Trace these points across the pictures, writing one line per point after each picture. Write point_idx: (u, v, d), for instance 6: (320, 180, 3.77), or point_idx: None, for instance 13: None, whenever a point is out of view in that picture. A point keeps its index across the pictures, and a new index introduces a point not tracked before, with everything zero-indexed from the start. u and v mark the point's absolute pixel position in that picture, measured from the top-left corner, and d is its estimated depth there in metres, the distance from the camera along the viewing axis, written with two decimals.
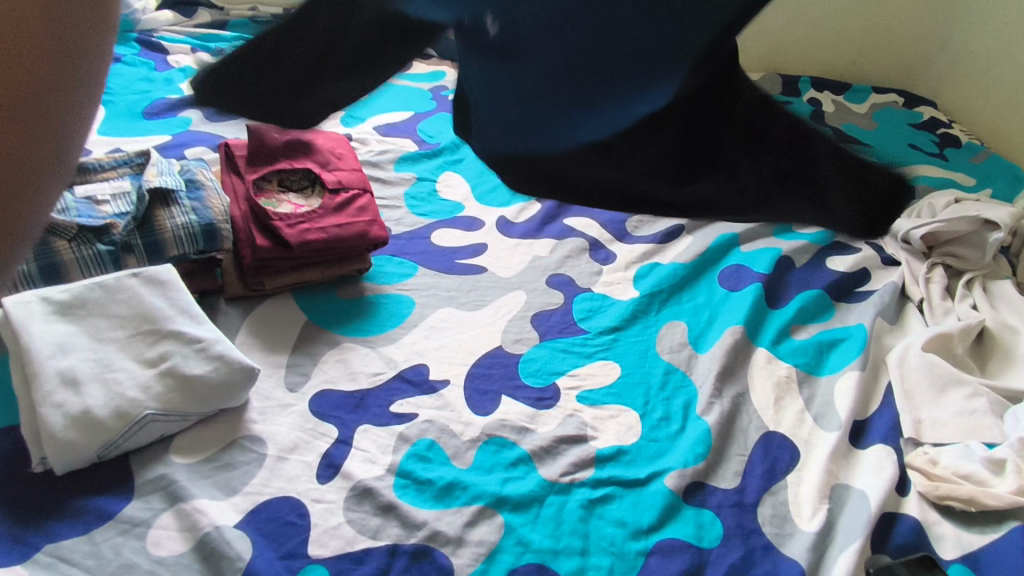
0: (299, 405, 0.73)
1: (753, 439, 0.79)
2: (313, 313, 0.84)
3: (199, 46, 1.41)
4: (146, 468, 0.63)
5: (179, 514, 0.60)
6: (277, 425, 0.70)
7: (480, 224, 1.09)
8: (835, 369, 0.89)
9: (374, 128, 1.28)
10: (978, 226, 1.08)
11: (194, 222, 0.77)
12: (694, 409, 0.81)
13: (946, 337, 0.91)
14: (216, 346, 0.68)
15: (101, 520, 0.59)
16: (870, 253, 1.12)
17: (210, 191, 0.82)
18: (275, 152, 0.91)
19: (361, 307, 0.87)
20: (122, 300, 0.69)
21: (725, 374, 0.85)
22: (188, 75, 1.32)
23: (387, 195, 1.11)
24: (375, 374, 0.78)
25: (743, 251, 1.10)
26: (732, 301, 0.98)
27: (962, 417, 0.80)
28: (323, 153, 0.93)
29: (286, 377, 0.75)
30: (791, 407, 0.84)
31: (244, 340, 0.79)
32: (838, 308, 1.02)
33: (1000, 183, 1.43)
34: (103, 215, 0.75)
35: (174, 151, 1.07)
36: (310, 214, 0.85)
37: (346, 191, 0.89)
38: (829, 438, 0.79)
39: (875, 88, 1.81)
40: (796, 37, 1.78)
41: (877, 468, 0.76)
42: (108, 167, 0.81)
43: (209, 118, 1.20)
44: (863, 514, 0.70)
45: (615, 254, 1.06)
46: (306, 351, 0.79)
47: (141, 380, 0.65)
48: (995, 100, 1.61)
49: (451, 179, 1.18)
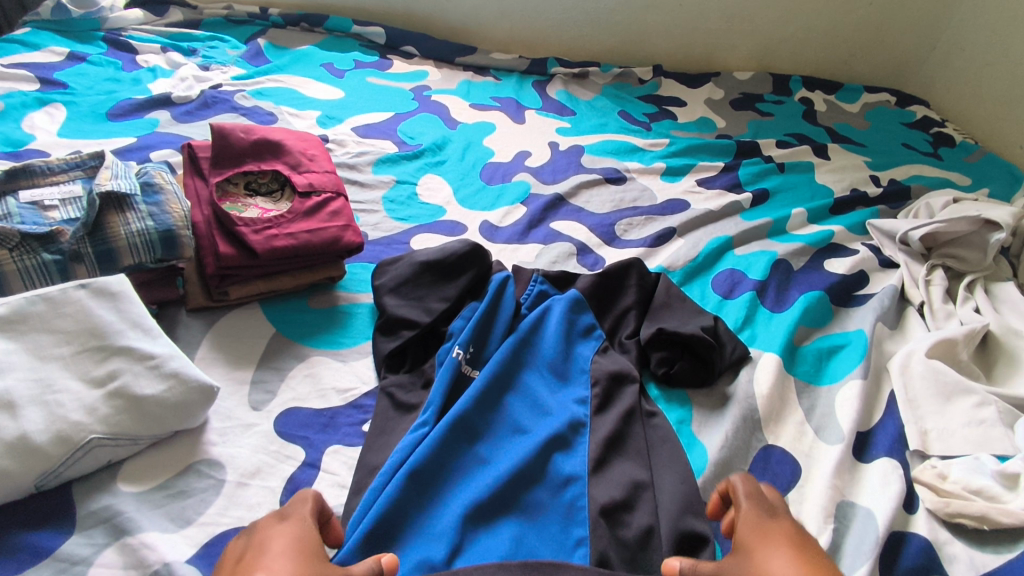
0: (263, 425, 0.67)
1: (753, 452, 0.75)
2: (283, 325, 0.79)
3: (170, 46, 1.36)
4: (90, 499, 0.58)
5: (124, 549, 0.54)
6: (237, 448, 0.64)
7: (462, 229, 1.04)
8: (835, 379, 0.85)
9: (352, 129, 1.23)
10: (978, 226, 1.05)
11: (151, 229, 0.72)
12: (690, 427, 0.77)
13: (948, 343, 0.87)
14: (170, 362, 0.63)
15: (36, 558, 0.53)
16: (868, 255, 1.08)
17: (170, 195, 0.76)
18: (242, 153, 0.85)
19: (335, 318, 0.81)
20: (69, 313, 0.63)
21: (724, 394, 0.82)
22: (157, 75, 1.26)
23: (364, 199, 1.06)
24: (346, 390, 0.72)
25: (737, 255, 1.07)
26: (727, 308, 0.95)
27: (971, 428, 0.76)
28: (294, 154, 0.87)
29: (250, 395, 0.70)
30: (790, 420, 0.80)
31: (205, 355, 0.73)
32: (838, 313, 0.97)
33: (997, 182, 1.40)
34: (50, 221, 0.69)
35: (138, 153, 1.02)
36: (278, 219, 0.79)
37: (318, 194, 0.84)
38: (831, 451, 0.75)
39: (867, 87, 1.78)
40: (787, 35, 1.74)
41: (883, 483, 0.72)
42: (57, 169, 0.75)
43: (177, 120, 1.14)
44: (870, 535, 0.66)
45: (603, 259, 1.03)
46: (272, 366, 0.74)
47: (87, 401, 0.59)
48: (987, 99, 1.59)
49: (432, 182, 1.14)
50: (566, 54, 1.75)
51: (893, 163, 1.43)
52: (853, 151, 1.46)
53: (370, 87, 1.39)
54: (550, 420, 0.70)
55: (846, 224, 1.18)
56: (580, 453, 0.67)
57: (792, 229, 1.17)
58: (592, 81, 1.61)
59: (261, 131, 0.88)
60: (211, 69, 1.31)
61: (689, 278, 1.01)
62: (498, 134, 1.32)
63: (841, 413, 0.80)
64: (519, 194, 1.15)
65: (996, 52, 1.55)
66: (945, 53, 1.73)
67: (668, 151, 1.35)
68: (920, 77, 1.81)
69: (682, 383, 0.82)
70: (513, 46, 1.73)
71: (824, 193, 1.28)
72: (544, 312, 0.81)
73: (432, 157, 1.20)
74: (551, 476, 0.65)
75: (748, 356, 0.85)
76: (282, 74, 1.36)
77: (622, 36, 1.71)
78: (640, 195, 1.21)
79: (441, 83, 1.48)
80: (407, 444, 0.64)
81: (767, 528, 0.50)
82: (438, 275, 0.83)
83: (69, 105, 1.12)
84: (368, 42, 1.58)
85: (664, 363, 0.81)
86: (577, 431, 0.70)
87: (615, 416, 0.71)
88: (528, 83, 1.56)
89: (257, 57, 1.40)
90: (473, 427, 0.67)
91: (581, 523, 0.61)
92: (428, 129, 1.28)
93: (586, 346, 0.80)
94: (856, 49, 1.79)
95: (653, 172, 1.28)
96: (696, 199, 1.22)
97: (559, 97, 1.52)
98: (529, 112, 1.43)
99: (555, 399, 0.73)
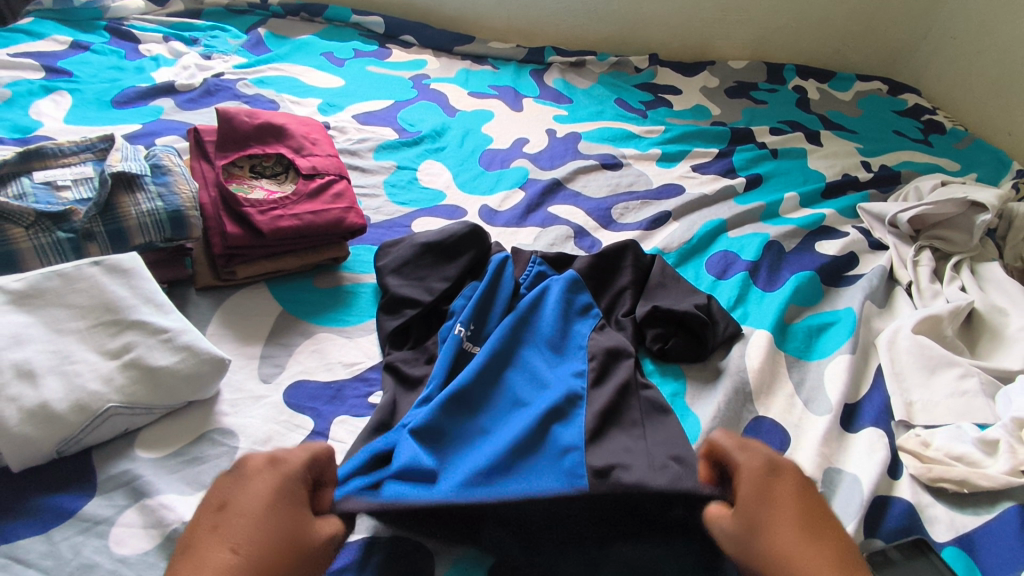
0: (273, 397, 0.70)
1: (744, 423, 0.78)
2: (289, 304, 0.81)
3: (172, 35, 1.37)
4: (109, 464, 0.60)
5: (144, 510, 0.57)
6: (248, 417, 0.67)
7: (462, 212, 1.07)
8: (825, 354, 0.88)
9: (353, 116, 1.25)
10: (964, 208, 1.09)
11: (161, 209, 0.74)
12: (683, 400, 0.80)
13: (934, 319, 0.90)
14: (182, 336, 0.66)
15: (60, 519, 0.55)
16: (858, 237, 1.11)
17: (178, 176, 0.78)
18: (246, 137, 0.87)
19: (340, 297, 0.84)
20: (83, 289, 0.66)
21: (718, 370, 0.84)
22: (160, 63, 1.28)
23: (366, 183, 1.08)
24: (352, 364, 0.75)
25: (730, 238, 1.09)
26: (720, 288, 0.97)
27: (954, 399, 0.79)
28: (296, 138, 0.90)
29: (259, 369, 0.72)
30: (780, 393, 0.83)
31: (215, 331, 0.75)
32: (828, 292, 1.00)
33: (985, 167, 1.42)
34: (63, 201, 0.72)
35: (144, 139, 1.04)
36: (283, 200, 0.81)
37: (321, 176, 0.86)
38: (820, 421, 0.78)
39: (860, 76, 1.80)
40: (781, 24, 1.76)
41: (869, 451, 0.75)
42: (68, 151, 0.77)
43: (181, 107, 1.16)
44: (855, 498, 0.69)
45: (599, 241, 1.06)
46: (281, 342, 0.76)
47: (104, 371, 0.61)
48: (976, 87, 1.61)
49: (432, 168, 1.16)
50: (562, 43, 1.77)
51: (883, 150, 1.46)
52: (845, 138, 1.49)
53: (370, 75, 1.41)
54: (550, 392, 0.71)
55: (837, 208, 1.20)
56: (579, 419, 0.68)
57: (785, 212, 1.19)
58: (589, 70, 1.63)
59: (264, 115, 0.90)
60: (213, 58, 1.33)
61: (684, 259, 1.04)
62: (496, 121, 1.35)
63: (829, 386, 0.83)
64: (517, 179, 1.17)
65: (986, 40, 1.58)
66: (936, 41, 1.75)
67: (664, 138, 1.37)
68: (911, 66, 1.84)
69: (676, 358, 0.84)
70: (510, 36, 1.75)
71: (816, 178, 1.31)
72: (542, 291, 0.84)
73: (432, 143, 1.23)
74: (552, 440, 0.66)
75: (740, 333, 0.88)
76: (283, 63, 1.38)
77: (618, 25, 1.73)
78: (636, 180, 1.23)
79: (440, 72, 1.50)
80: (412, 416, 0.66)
81: (772, 476, 0.55)
82: (439, 256, 0.85)
83: (74, 92, 1.14)
84: (367, 31, 1.59)
85: (659, 339, 0.84)
86: (574, 403, 0.70)
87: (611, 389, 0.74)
88: (526, 71, 1.58)
89: (258, 47, 1.42)
90: (475, 400, 0.70)
91: (579, 478, 0.60)
92: (427, 116, 1.30)
93: (584, 323, 0.82)
94: (849, 38, 1.81)
95: (649, 158, 1.31)
96: (691, 184, 1.24)
97: (556, 85, 1.54)
98: (527, 100, 1.45)
99: (555, 374, 0.74)
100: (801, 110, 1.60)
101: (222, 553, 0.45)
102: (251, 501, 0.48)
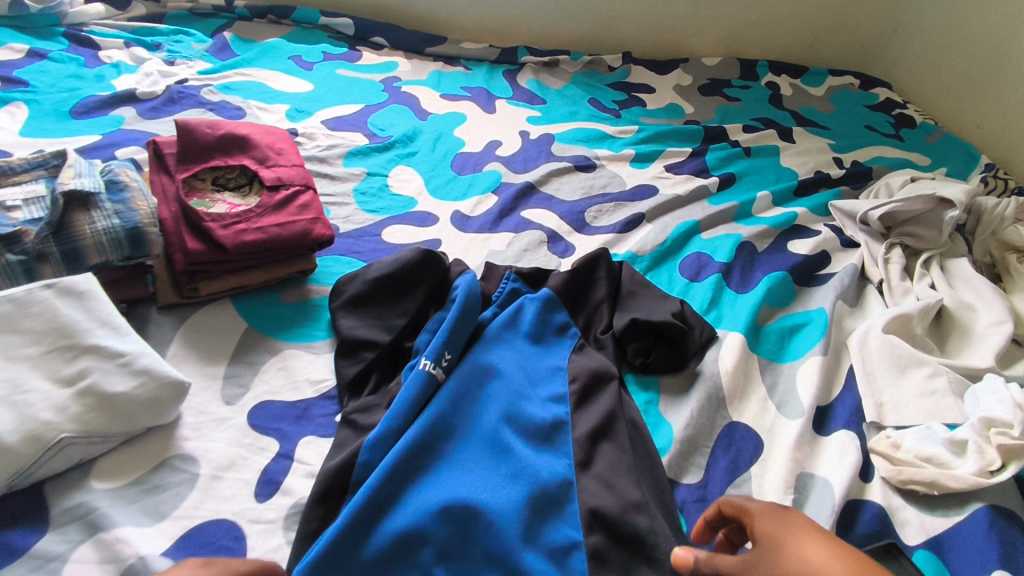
0: (237, 419, 0.68)
1: (717, 429, 0.78)
2: (255, 320, 0.79)
3: (134, 41, 1.33)
4: (64, 497, 0.58)
5: (99, 545, 0.55)
6: (211, 442, 0.65)
7: (434, 219, 1.05)
8: (797, 356, 0.89)
9: (322, 121, 1.22)
10: (934, 204, 1.10)
11: (118, 227, 0.72)
12: (657, 407, 0.80)
13: (905, 318, 0.91)
14: (140, 359, 0.64)
15: (11, 556, 0.53)
16: (829, 236, 1.11)
17: (135, 192, 0.75)
18: (209, 149, 0.84)
19: (308, 311, 0.82)
20: (36, 314, 0.63)
21: (693, 379, 0.83)
22: (121, 71, 1.25)
23: (335, 191, 1.06)
24: (319, 382, 0.73)
25: (704, 239, 1.09)
26: (693, 291, 0.97)
27: (924, 399, 0.80)
28: (261, 148, 0.86)
29: (223, 390, 0.71)
30: (753, 397, 0.83)
31: (177, 351, 0.73)
32: (800, 293, 1.00)
33: (956, 161, 1.44)
34: (14, 222, 0.69)
35: (103, 151, 1.01)
36: (246, 214, 0.78)
37: (287, 187, 0.84)
38: (792, 425, 0.79)
39: (832, 71, 1.81)
40: (754, 19, 1.77)
41: (840, 455, 0.75)
42: (20, 169, 0.75)
43: (143, 116, 1.13)
44: (827, 503, 0.69)
45: (573, 246, 1.05)
46: (245, 360, 0.74)
47: (57, 401, 0.59)
48: (946, 79, 1.63)
49: (404, 173, 1.14)
50: (536, 43, 1.75)
51: (855, 145, 1.46)
52: (818, 135, 1.49)
53: (340, 79, 1.38)
54: (533, 417, 0.71)
55: (809, 206, 1.21)
56: (564, 452, 0.68)
57: (758, 212, 1.19)
58: (562, 70, 1.62)
59: (227, 126, 0.86)
60: (176, 64, 1.30)
61: (657, 263, 1.03)
62: (469, 124, 1.33)
63: (801, 390, 0.84)
64: (490, 184, 1.16)
65: (955, 33, 1.59)
66: (906, 35, 1.77)
67: (638, 138, 1.37)
68: (884, 59, 1.86)
69: (656, 369, 0.84)
70: (483, 35, 1.73)
71: (789, 176, 1.31)
72: (517, 309, 0.83)
73: (403, 148, 1.21)
74: (544, 481, 0.64)
75: (714, 337, 0.88)
76: (249, 68, 1.34)
77: (592, 23, 1.71)
78: (610, 182, 1.23)
79: (411, 74, 1.47)
80: (377, 438, 0.64)
81: None
82: (403, 275, 0.81)
83: (31, 104, 1.10)
84: (336, 32, 1.56)
85: (639, 354, 0.83)
86: (559, 430, 0.70)
87: (595, 412, 0.73)
88: (499, 72, 1.57)
89: (223, 51, 1.38)
90: (457, 416, 0.69)
91: (573, 523, 0.62)
92: (398, 120, 1.28)
93: (563, 345, 0.82)
94: (821, 32, 1.82)
95: (623, 159, 1.30)
96: (665, 185, 1.24)
97: (529, 85, 1.53)
98: (500, 101, 1.44)
99: (534, 396, 0.73)
100: (774, 107, 1.61)
101: None
102: None
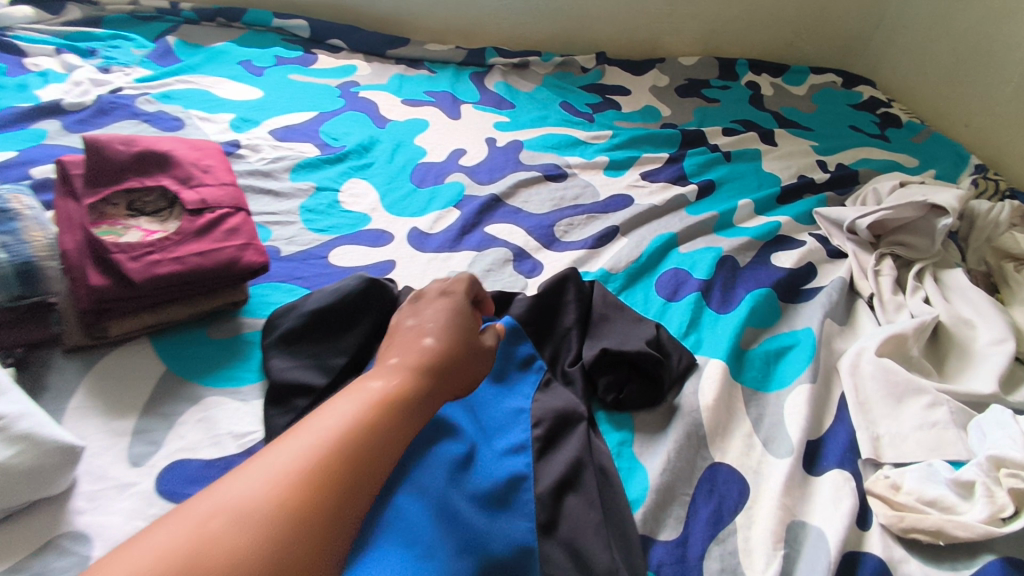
0: (143, 485, 0.59)
1: (697, 473, 0.70)
2: (175, 362, 0.70)
3: (65, 47, 1.23)
4: None
5: None
6: (109, 515, 0.56)
7: (389, 238, 0.96)
8: (784, 383, 0.81)
9: (269, 131, 1.13)
10: (925, 211, 1.03)
11: (4, 261, 0.61)
12: (631, 449, 0.72)
13: (899, 338, 0.84)
14: (20, 423, 0.53)
15: None
16: (815, 247, 1.04)
17: (29, 222, 0.66)
18: (121, 168, 0.74)
19: (237, 349, 0.73)
20: None
21: (671, 414, 0.75)
22: (48, 79, 1.14)
23: (278, 208, 0.96)
24: (243, 435, 0.64)
25: (682, 253, 1.01)
26: (670, 312, 0.89)
27: (923, 432, 0.72)
28: (184, 167, 0.77)
29: (129, 449, 0.61)
30: (736, 433, 0.75)
31: (80, 403, 0.64)
32: (786, 310, 0.93)
33: (944, 163, 1.37)
34: None
35: (16, 170, 0.91)
36: (162, 242, 0.69)
37: (212, 210, 0.75)
38: (780, 465, 0.71)
39: (813, 69, 1.75)
40: (732, 17, 1.70)
41: (835, 499, 0.67)
42: None
43: (68, 129, 1.03)
44: (821, 558, 0.61)
45: (541, 264, 0.97)
46: (159, 412, 0.65)
47: None
48: (931, 77, 1.57)
49: (357, 187, 1.05)
50: (505, 44, 1.67)
51: (840, 147, 1.40)
52: (801, 137, 1.42)
53: (292, 85, 1.29)
54: (488, 474, 0.62)
55: (793, 214, 1.14)
56: (525, 514, 0.60)
57: (739, 222, 1.12)
58: (533, 72, 1.54)
59: (143, 142, 0.77)
60: (112, 71, 1.19)
61: (632, 281, 0.95)
62: (431, 131, 1.24)
63: (790, 423, 0.76)
64: (452, 197, 1.08)
65: (939, 28, 1.53)
66: (889, 31, 1.71)
67: (612, 143, 1.29)
68: (867, 56, 1.80)
69: (631, 405, 0.75)
70: (450, 37, 1.64)
71: (771, 182, 1.24)
72: None
73: (358, 159, 1.12)
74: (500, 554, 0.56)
75: (694, 364, 0.80)
76: (193, 74, 1.25)
77: (564, 23, 1.64)
78: (582, 192, 1.14)
79: (371, 78, 1.38)
80: None
81: None
82: (342, 312, 0.72)
83: None
84: (291, 35, 1.47)
85: (612, 388, 0.75)
86: (519, 487, 0.62)
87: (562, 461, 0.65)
88: (465, 75, 1.48)
89: (166, 57, 1.29)
90: (399, 474, 0.59)
91: None
92: (353, 129, 1.19)
93: (527, 381, 0.74)
94: (802, 29, 1.76)
95: (596, 167, 1.22)
96: (640, 194, 1.16)
97: (498, 89, 1.44)
98: (465, 106, 1.36)
99: (490, 447, 0.65)
100: (755, 108, 1.54)
101: (414, 341, 0.59)
102: (433, 315, 0.63)
